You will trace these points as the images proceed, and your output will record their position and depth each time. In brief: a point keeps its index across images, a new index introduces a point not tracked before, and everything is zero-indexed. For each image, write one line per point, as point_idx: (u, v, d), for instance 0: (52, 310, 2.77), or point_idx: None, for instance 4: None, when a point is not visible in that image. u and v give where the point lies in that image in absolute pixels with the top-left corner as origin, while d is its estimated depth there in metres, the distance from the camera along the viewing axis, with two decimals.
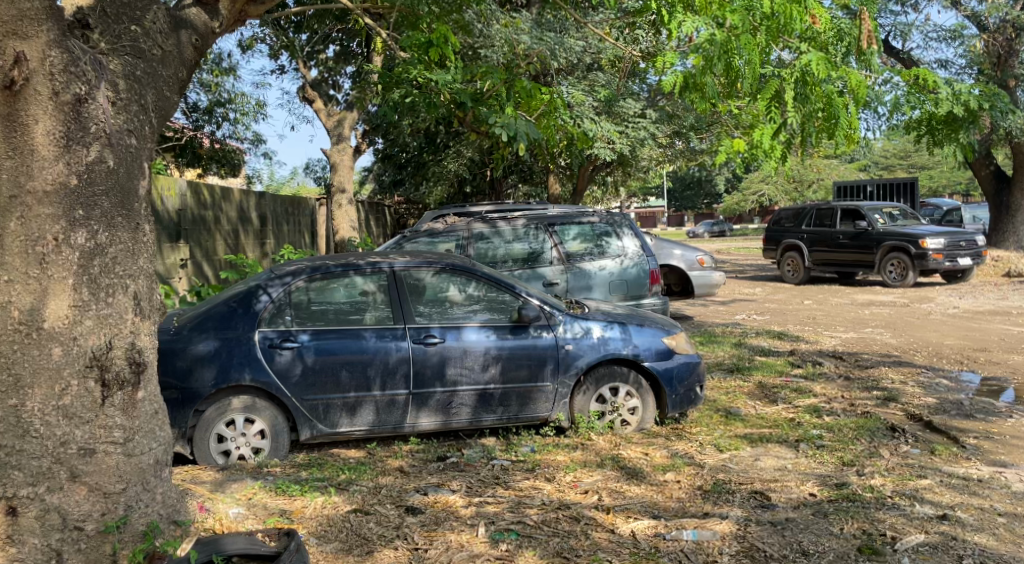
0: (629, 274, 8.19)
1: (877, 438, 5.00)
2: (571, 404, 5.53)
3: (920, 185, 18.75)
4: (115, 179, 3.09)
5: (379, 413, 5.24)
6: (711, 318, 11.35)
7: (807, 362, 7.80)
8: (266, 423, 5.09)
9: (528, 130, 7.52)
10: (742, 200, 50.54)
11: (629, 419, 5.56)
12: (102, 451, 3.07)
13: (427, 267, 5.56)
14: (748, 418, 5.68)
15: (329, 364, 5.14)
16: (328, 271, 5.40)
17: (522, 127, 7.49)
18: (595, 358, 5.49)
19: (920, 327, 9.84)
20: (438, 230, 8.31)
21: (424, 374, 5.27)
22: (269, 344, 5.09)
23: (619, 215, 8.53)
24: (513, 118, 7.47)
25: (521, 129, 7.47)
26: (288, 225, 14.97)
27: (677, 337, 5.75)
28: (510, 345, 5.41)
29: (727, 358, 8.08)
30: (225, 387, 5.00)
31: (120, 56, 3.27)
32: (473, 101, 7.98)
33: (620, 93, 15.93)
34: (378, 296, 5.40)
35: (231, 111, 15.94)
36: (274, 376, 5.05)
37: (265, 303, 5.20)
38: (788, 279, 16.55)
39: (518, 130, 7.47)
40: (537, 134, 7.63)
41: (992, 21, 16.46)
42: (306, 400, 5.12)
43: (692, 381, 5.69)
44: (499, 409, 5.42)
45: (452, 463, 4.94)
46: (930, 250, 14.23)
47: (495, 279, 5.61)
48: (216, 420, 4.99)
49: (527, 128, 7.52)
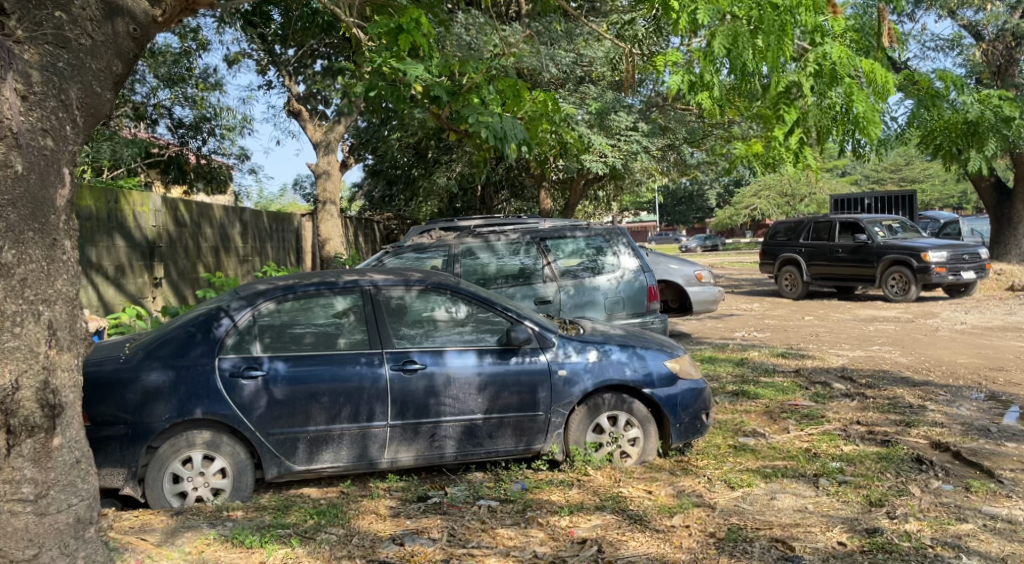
0: (625, 291, 7.75)
1: (903, 472, 4.54)
2: (566, 435, 5.04)
3: (918, 198, 18.42)
4: (23, 186, 2.70)
5: (356, 449, 4.76)
6: (709, 336, 10.88)
7: (815, 383, 7.33)
8: (227, 460, 4.58)
9: (514, 132, 7.14)
10: (735, 214, 50.36)
11: (629, 451, 5.07)
12: (8, 512, 2.70)
13: (408, 286, 5.09)
14: (759, 449, 5.20)
15: (298, 394, 4.66)
16: (300, 290, 4.92)
17: (510, 129, 7.10)
18: (592, 384, 5.01)
19: (929, 345, 9.42)
20: (425, 244, 7.85)
21: (404, 404, 4.79)
22: (231, 373, 4.60)
23: (615, 230, 8.10)
24: (499, 118, 7.07)
25: (509, 132, 7.08)
26: (273, 241, 14.50)
27: (680, 359, 5.27)
28: (498, 370, 4.93)
29: (730, 379, 7.60)
30: (181, 420, 4.50)
31: (39, 45, 2.83)
32: (449, 98, 7.45)
33: (612, 106, 15.51)
34: (354, 318, 4.92)
35: (217, 127, 15.48)
36: (235, 408, 4.56)
37: (227, 329, 4.70)
38: (786, 294, 16.13)
39: (506, 131, 7.06)
40: (523, 136, 7.28)
41: (988, 31, 16.16)
42: (272, 435, 4.62)
43: (698, 408, 5.21)
44: (487, 441, 4.94)
45: (434, 504, 4.44)
46: (932, 263, 13.79)
47: (483, 298, 5.14)
48: (171, 458, 4.50)
49: (515, 130, 7.13)
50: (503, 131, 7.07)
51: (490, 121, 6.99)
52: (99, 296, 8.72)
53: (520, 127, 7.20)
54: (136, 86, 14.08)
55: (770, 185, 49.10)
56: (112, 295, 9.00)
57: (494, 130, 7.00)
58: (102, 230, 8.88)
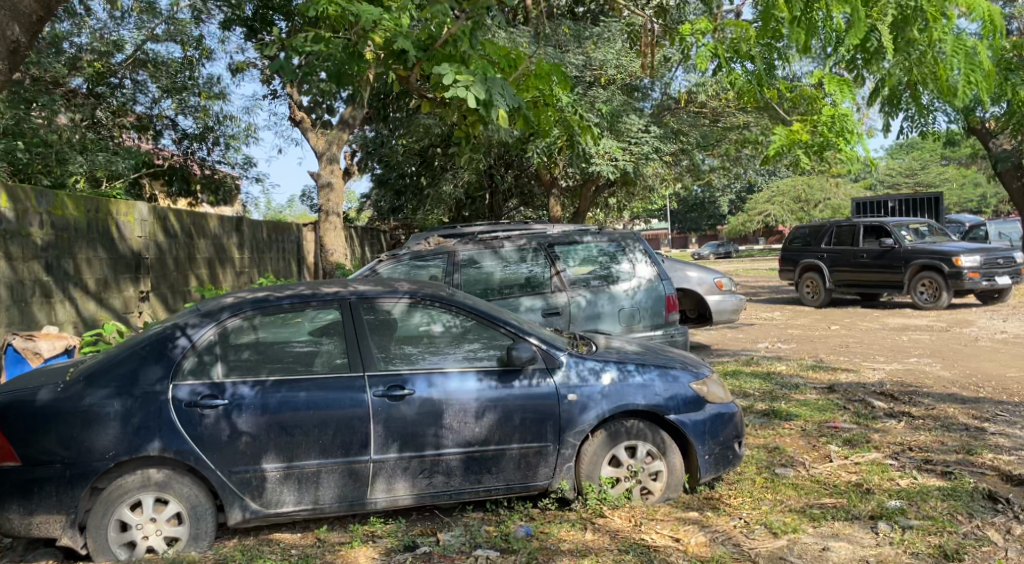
0: (641, 302, 7.07)
1: (976, 513, 3.89)
2: (577, 469, 4.37)
3: (945, 200, 17.65)
4: None
5: (334, 487, 4.10)
6: (730, 347, 10.19)
7: (853, 401, 6.60)
8: (183, 504, 3.94)
9: (504, 94, 6.00)
10: (748, 220, 49.52)
11: (651, 486, 4.40)
12: None
13: (397, 297, 4.44)
14: (801, 482, 4.52)
15: (267, 424, 4.02)
16: (273, 303, 4.28)
17: (497, 88, 5.96)
18: (607, 410, 4.33)
19: (971, 356, 8.70)
20: (425, 252, 7.24)
21: (389, 434, 4.13)
22: (188, 403, 3.96)
23: (631, 236, 7.46)
24: (484, 77, 5.96)
25: (497, 92, 5.94)
26: (271, 252, 13.88)
27: (707, 381, 4.58)
28: (501, 395, 4.27)
29: (758, 396, 6.89)
30: (129, 457, 3.86)
31: None
32: (420, 55, 6.40)
33: (623, 109, 14.81)
34: (333, 337, 4.27)
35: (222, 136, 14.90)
36: (193, 443, 3.92)
37: (183, 349, 4.06)
38: (808, 302, 15.36)
39: (491, 92, 5.93)
40: (514, 101, 6.18)
41: (1015, 26, 15.50)
42: (235, 474, 3.98)
43: (729, 436, 4.52)
44: (487, 476, 4.27)
45: (424, 556, 3.81)
46: (965, 268, 13.01)
47: (484, 313, 4.49)
48: (117, 502, 3.86)
49: (503, 91, 6.00)
50: (489, 91, 5.93)
51: (471, 78, 5.87)
52: (78, 312, 8.12)
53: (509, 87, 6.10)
54: (138, 95, 13.48)
55: (784, 191, 48.26)
56: (93, 310, 8.38)
57: (478, 89, 5.85)
58: (82, 241, 8.28)
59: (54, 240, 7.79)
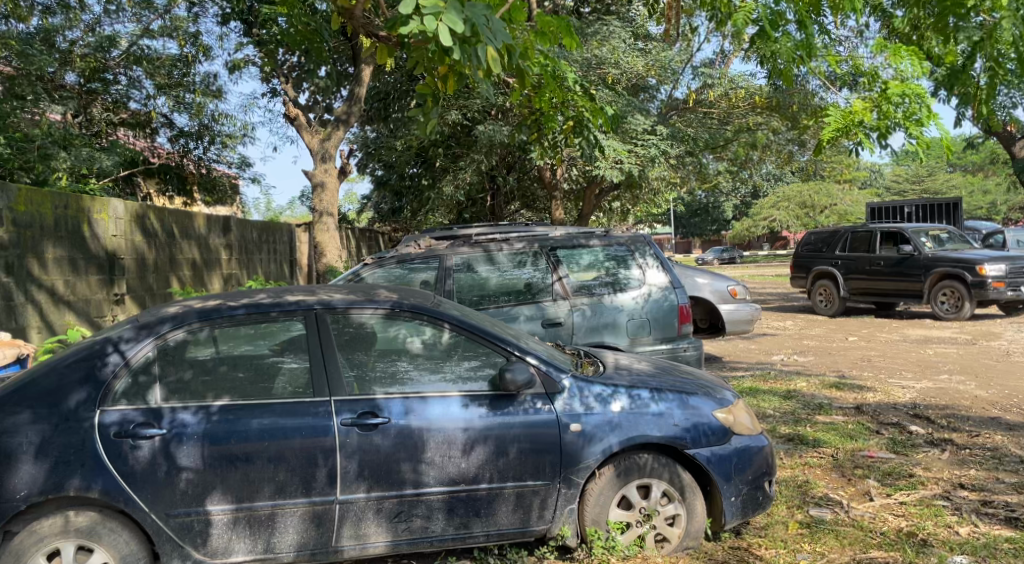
0: (652, 312, 6.43)
1: None
2: (581, 513, 3.73)
3: (964, 205, 16.98)
4: None
5: (294, 533, 3.46)
6: (744, 360, 9.55)
7: (887, 425, 5.97)
8: (111, 553, 3.29)
9: (489, 23, 4.35)
10: (753, 225, 49.04)
11: (667, 532, 3.76)
12: None
13: (373, 308, 3.79)
14: (843, 528, 3.90)
15: (214, 456, 3.40)
16: (224, 314, 3.64)
17: (480, 13, 4.30)
18: (617, 443, 3.69)
19: (1006, 373, 8.06)
20: (414, 256, 6.58)
21: (359, 469, 3.50)
22: (117, 433, 3.33)
23: (642, 239, 6.82)
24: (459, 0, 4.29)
25: (479, 19, 4.27)
26: (262, 252, 13.25)
27: (732, 409, 3.94)
28: (493, 424, 3.63)
29: (779, 418, 6.24)
30: (48, 498, 3.22)
31: None
32: None
33: (628, 108, 14.14)
34: (295, 355, 3.63)
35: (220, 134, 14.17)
36: (123, 481, 3.29)
37: (114, 367, 3.43)
38: (821, 310, 14.75)
39: (469, 19, 4.25)
40: (505, 36, 4.49)
41: None
42: (174, 517, 3.35)
43: (759, 473, 3.88)
44: (474, 521, 3.63)
45: None
46: (989, 278, 12.34)
47: (475, 328, 3.84)
48: (31, 550, 3.19)
49: (488, 22, 4.32)
50: (468, 18, 4.25)
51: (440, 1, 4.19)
52: (43, 317, 7.47)
53: (497, 19, 4.43)
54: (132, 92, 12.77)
55: (790, 196, 47.28)
56: (57, 315, 7.68)
57: (453, 18, 4.16)
58: (48, 239, 7.60)
59: (16, 238, 7.12)
